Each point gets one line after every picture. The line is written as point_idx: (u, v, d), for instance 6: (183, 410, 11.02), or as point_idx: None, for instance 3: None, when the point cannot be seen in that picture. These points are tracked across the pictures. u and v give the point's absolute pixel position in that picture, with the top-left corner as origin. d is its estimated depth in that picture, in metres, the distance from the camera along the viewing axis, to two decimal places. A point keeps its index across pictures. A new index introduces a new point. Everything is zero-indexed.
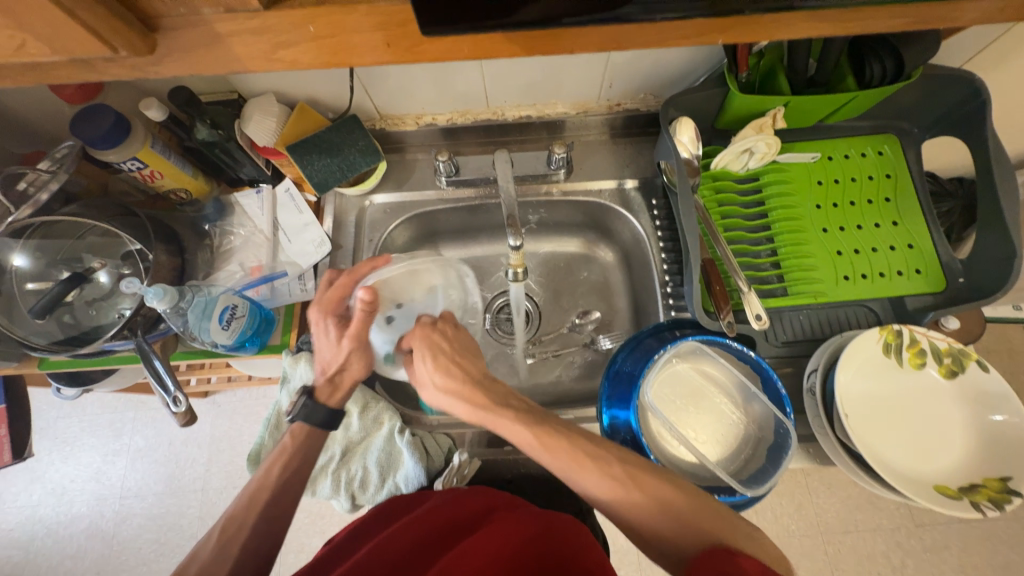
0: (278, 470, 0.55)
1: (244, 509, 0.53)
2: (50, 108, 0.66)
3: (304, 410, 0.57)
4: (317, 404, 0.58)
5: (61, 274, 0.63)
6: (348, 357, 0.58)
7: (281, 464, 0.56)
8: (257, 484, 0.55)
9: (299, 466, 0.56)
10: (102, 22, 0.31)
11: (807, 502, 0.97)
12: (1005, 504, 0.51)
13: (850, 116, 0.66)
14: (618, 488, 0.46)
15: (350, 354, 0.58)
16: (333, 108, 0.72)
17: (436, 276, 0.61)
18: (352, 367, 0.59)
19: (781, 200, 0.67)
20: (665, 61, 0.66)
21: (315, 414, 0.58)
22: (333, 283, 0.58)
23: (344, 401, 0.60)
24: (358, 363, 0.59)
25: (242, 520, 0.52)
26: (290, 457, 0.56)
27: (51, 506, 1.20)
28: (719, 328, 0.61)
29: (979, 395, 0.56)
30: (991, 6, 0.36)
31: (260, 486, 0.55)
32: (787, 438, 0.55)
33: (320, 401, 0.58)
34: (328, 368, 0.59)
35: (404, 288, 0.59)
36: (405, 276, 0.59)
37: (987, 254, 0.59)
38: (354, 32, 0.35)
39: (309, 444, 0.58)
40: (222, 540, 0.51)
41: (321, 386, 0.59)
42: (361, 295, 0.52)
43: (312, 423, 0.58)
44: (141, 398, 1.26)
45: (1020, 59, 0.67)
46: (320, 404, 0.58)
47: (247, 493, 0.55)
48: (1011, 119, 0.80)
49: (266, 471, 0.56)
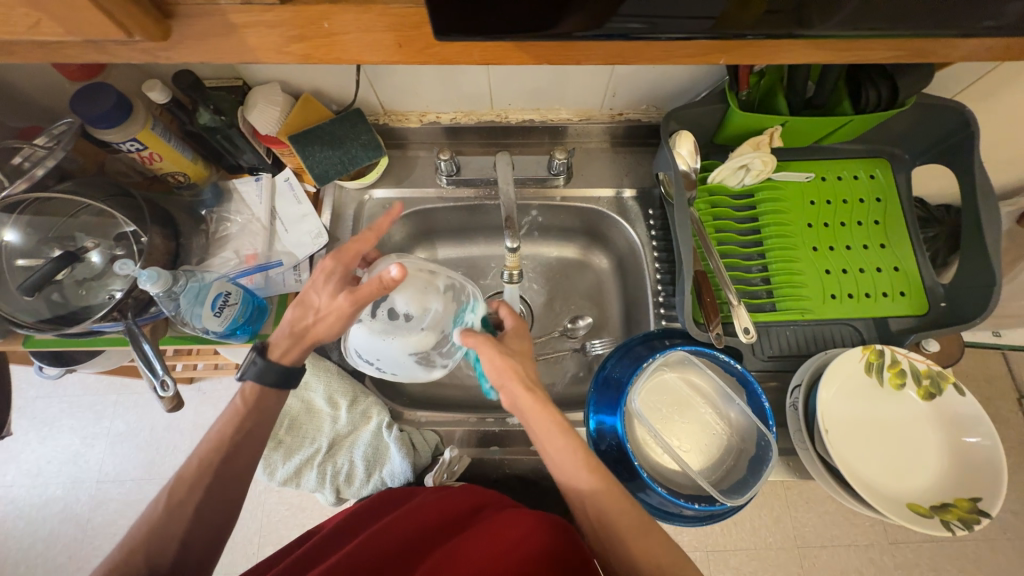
0: (234, 437, 0.54)
1: (192, 476, 0.51)
2: (51, 84, 0.65)
3: (256, 368, 0.54)
4: (267, 365, 0.54)
5: (53, 252, 0.62)
6: (327, 313, 0.53)
7: (235, 429, 0.54)
8: (211, 447, 0.53)
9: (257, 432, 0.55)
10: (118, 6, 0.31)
11: (785, 516, 0.98)
12: (974, 524, 0.53)
13: (845, 138, 0.67)
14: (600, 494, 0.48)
15: (335, 315, 0.52)
16: (338, 101, 0.72)
17: (437, 302, 0.58)
18: (323, 325, 0.54)
19: (774, 217, 0.68)
20: (669, 75, 0.67)
21: (268, 374, 0.54)
22: (354, 235, 0.54)
23: (299, 359, 0.56)
24: (331, 325, 0.53)
25: (193, 486, 0.51)
26: (243, 420, 0.54)
27: (25, 487, 1.18)
28: (708, 339, 0.62)
29: (954, 417, 0.58)
30: (979, 44, 0.38)
31: (214, 448, 0.53)
32: (767, 450, 0.56)
33: (271, 360, 0.55)
34: (298, 322, 0.54)
35: (408, 296, 0.56)
36: (418, 284, 0.57)
37: (968, 281, 0.61)
38: (367, 31, 0.36)
39: (263, 410, 0.56)
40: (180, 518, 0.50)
41: (282, 337, 0.55)
42: (395, 269, 0.46)
43: (263, 383, 0.55)
44: (125, 382, 1.25)
45: (1009, 94, 0.69)
46: (275, 362, 0.54)
47: (198, 458, 0.52)
48: (999, 151, 0.83)
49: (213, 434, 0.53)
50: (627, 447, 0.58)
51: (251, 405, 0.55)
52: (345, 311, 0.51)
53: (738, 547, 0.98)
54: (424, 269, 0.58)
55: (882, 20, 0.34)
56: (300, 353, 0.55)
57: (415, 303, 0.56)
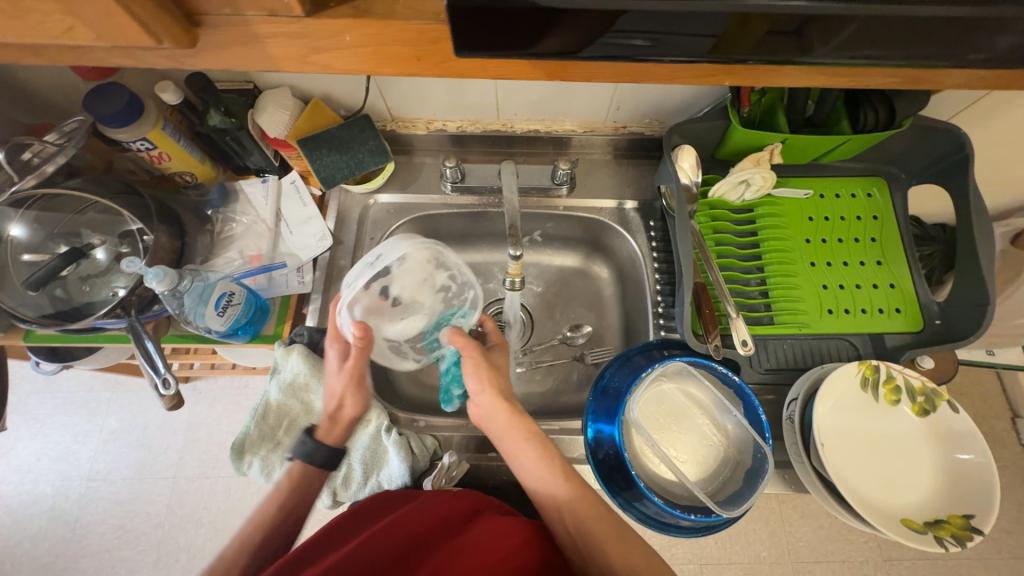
0: (273, 510, 0.57)
1: (234, 553, 0.54)
2: (64, 83, 0.66)
3: (304, 449, 0.60)
4: (317, 443, 0.61)
5: (59, 247, 0.63)
6: (344, 391, 0.61)
7: (276, 503, 0.58)
8: (253, 524, 0.56)
9: (298, 502, 0.59)
10: (150, 15, 0.31)
11: (780, 530, 0.98)
12: (966, 541, 0.54)
13: (843, 157, 0.69)
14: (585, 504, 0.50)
15: (350, 390, 0.61)
16: (346, 106, 0.73)
17: (428, 298, 0.60)
18: (347, 403, 0.62)
19: (773, 231, 0.69)
20: (673, 91, 0.68)
21: (316, 454, 0.60)
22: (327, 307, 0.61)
23: (342, 438, 0.63)
24: (353, 399, 0.62)
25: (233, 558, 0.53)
26: (285, 496, 0.58)
27: (14, 484, 1.17)
28: (706, 351, 0.62)
29: (948, 433, 0.59)
30: (978, 74, 0.39)
31: (255, 524, 0.56)
32: (764, 462, 0.56)
33: (320, 438, 0.61)
34: (330, 404, 0.62)
35: (405, 283, 0.58)
36: (418, 276, 0.58)
37: (962, 299, 0.62)
38: (386, 44, 0.37)
39: (305, 482, 0.60)
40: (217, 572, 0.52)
41: (323, 424, 0.62)
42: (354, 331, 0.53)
43: (312, 463, 0.60)
44: (120, 379, 1.25)
45: (1004, 118, 0.71)
46: (320, 443, 0.61)
47: (240, 536, 0.56)
48: (993, 173, 0.85)
49: (260, 509, 0.57)
50: (625, 456, 0.58)
51: (297, 480, 0.60)
52: (354, 378, 0.60)
53: (733, 560, 0.98)
54: (433, 260, 0.58)
55: (888, 50, 0.35)
56: (342, 432, 0.62)
57: (410, 293, 0.59)
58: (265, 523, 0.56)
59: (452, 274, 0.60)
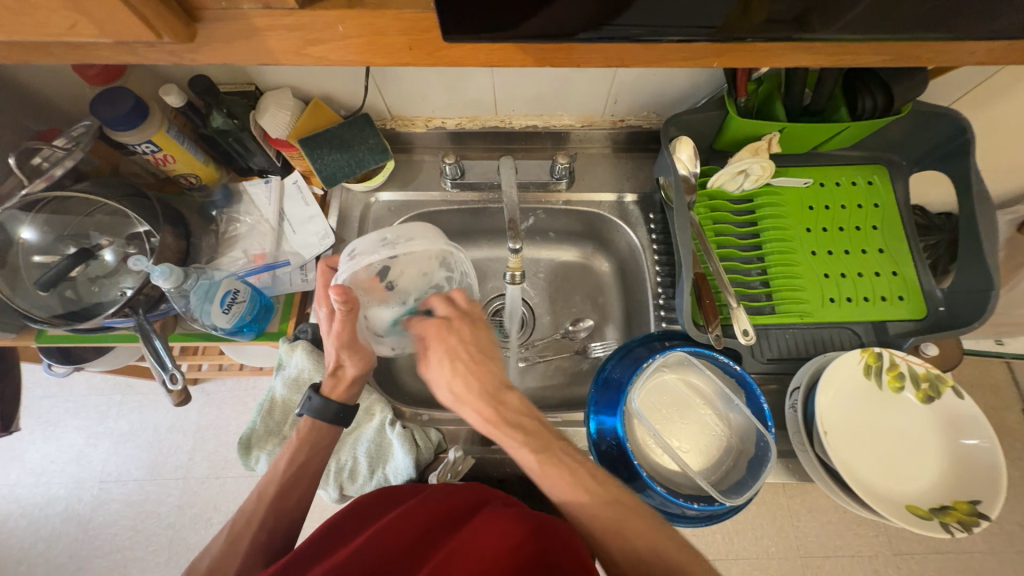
0: (283, 465, 0.57)
1: (252, 505, 0.56)
2: (72, 88, 0.68)
3: (311, 405, 0.59)
4: (324, 399, 0.59)
5: (68, 249, 0.64)
6: (341, 354, 0.59)
7: (287, 459, 0.58)
8: (267, 479, 0.57)
9: (305, 460, 0.58)
10: (153, 11, 0.33)
11: (788, 525, 0.97)
12: (973, 526, 0.53)
13: (843, 145, 0.69)
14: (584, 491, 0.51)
15: (343, 351, 0.59)
16: (346, 106, 0.74)
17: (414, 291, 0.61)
18: (349, 363, 0.60)
19: (773, 221, 0.69)
20: (669, 82, 0.69)
21: (326, 409, 0.59)
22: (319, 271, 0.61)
23: (348, 395, 0.61)
24: (352, 357, 0.59)
25: (250, 516, 0.55)
26: (295, 451, 0.58)
27: (28, 486, 1.19)
28: (708, 341, 0.62)
29: (953, 419, 0.58)
30: (970, 50, 0.39)
31: (269, 479, 0.57)
32: (767, 451, 0.56)
33: (327, 396, 0.60)
34: (329, 363, 0.60)
35: (401, 274, 0.59)
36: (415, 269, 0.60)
37: (966, 285, 0.62)
38: (381, 34, 0.37)
39: (314, 437, 0.59)
40: (230, 538, 0.54)
41: (326, 379, 0.60)
42: (332, 293, 0.52)
43: (321, 419, 0.59)
44: (130, 382, 1.26)
45: (1005, 102, 0.70)
46: (327, 399, 0.59)
47: (257, 490, 0.57)
48: (997, 158, 0.84)
49: (274, 463, 0.58)
50: (627, 447, 0.59)
51: (307, 435, 0.59)
52: (343, 339, 0.57)
53: (741, 555, 0.97)
54: (439, 258, 0.60)
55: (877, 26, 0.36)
56: (347, 389, 0.60)
57: (404, 283, 0.60)
58: (266, 497, 0.56)
59: (453, 274, 0.61)
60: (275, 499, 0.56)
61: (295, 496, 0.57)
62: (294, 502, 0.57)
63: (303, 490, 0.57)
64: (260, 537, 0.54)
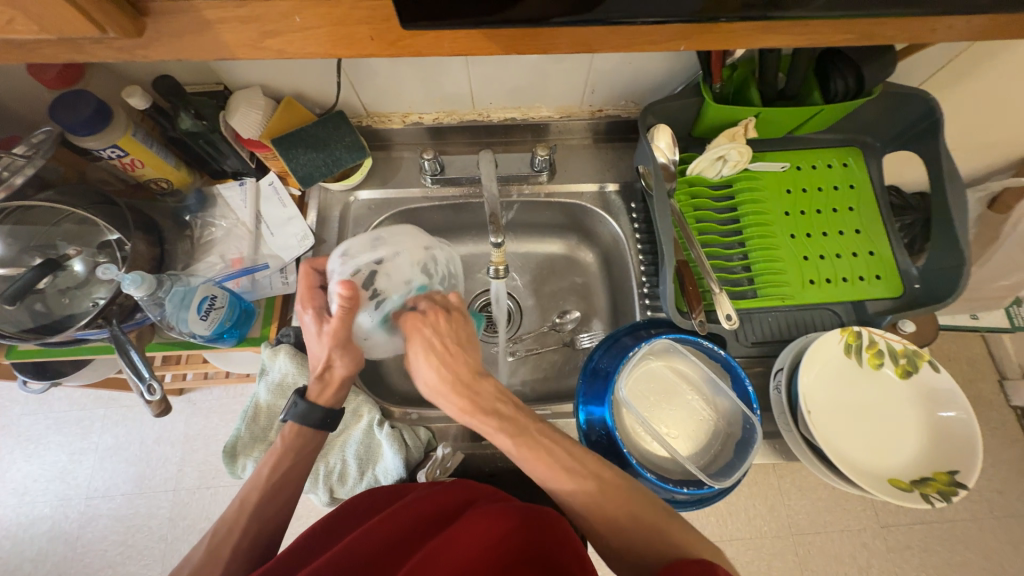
0: (267, 471, 0.56)
1: (233, 515, 0.55)
2: (29, 93, 0.66)
3: (296, 411, 0.57)
4: (309, 404, 0.58)
5: (34, 260, 0.62)
6: (331, 353, 0.57)
7: (272, 463, 0.57)
8: (251, 484, 0.57)
9: (287, 465, 0.57)
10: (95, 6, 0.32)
11: (778, 504, 0.99)
12: (952, 495, 0.55)
13: (818, 128, 0.69)
14: (571, 481, 0.51)
15: (334, 352, 0.57)
16: (320, 103, 0.73)
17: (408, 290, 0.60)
18: (337, 364, 0.58)
19: (752, 206, 0.70)
20: (644, 70, 0.69)
21: (312, 414, 0.58)
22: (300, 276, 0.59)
23: (335, 397, 0.60)
24: (343, 357, 0.58)
25: (235, 519, 0.54)
26: (281, 455, 0.57)
27: (11, 506, 1.16)
28: (691, 327, 0.63)
29: (931, 393, 0.60)
30: (925, 26, 0.40)
31: (253, 485, 0.56)
32: (753, 433, 0.57)
33: (312, 401, 0.58)
34: (317, 365, 0.59)
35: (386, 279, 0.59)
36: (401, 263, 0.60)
37: (939, 262, 0.63)
38: (342, 23, 0.37)
39: (304, 439, 0.58)
40: (212, 546, 0.53)
41: (312, 383, 0.59)
42: (340, 288, 0.53)
43: (310, 421, 0.58)
44: (112, 395, 1.23)
45: (972, 80, 0.72)
46: (314, 404, 0.58)
47: (241, 496, 0.56)
48: (966, 137, 0.86)
49: (259, 468, 0.57)
50: (615, 436, 0.59)
51: (292, 440, 0.58)
52: (336, 338, 0.56)
53: (734, 536, 0.99)
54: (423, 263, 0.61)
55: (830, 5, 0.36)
56: (335, 391, 0.59)
57: (389, 288, 0.59)
58: (246, 503, 0.55)
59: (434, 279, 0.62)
60: (259, 505, 0.55)
61: (276, 500, 0.56)
62: (279, 504, 0.57)
63: (289, 493, 0.57)
64: (240, 546, 0.53)
